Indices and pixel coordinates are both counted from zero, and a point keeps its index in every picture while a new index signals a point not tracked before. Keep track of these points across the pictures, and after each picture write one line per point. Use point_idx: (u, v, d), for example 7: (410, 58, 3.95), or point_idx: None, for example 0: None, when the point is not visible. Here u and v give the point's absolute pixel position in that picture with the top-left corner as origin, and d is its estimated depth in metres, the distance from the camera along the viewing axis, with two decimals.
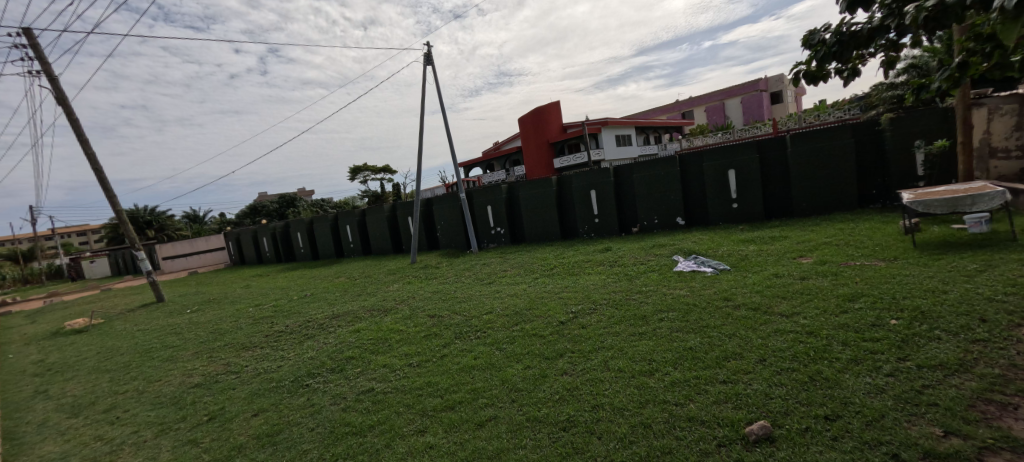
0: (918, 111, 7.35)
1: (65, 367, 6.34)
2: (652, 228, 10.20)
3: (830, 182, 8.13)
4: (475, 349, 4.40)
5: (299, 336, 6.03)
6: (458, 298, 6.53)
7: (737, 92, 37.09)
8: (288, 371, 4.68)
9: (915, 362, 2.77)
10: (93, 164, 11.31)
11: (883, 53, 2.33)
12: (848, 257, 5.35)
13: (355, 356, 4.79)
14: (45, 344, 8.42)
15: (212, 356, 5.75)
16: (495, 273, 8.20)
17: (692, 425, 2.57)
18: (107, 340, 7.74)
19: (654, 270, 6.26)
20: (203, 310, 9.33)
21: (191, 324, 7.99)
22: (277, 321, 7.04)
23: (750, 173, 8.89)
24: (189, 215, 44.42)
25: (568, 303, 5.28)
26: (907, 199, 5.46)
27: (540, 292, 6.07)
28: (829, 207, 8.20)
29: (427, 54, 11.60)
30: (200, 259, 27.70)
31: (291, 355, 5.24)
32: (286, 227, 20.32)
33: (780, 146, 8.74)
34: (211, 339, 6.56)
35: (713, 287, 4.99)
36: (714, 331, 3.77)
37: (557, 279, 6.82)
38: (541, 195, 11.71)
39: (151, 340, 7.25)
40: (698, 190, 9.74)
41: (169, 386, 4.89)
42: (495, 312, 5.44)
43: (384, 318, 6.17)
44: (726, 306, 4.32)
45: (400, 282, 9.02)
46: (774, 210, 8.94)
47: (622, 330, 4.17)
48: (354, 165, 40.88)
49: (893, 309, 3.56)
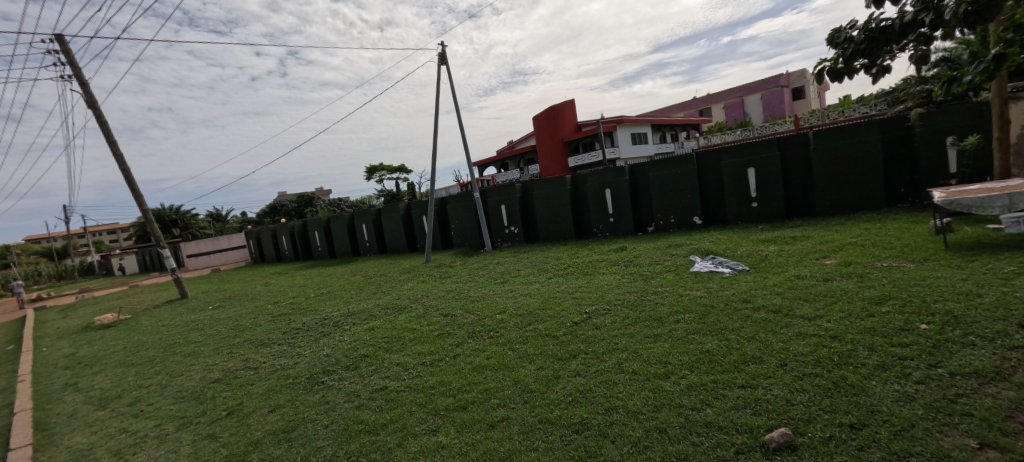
0: (950, 106, 7.05)
1: (93, 361, 6.55)
2: (668, 227, 10.05)
3: (855, 181, 7.87)
4: (488, 348, 4.38)
5: (316, 333, 6.11)
6: (472, 297, 6.53)
7: (757, 88, 36.39)
8: (304, 368, 4.74)
9: (947, 369, 2.65)
10: (120, 164, 11.65)
11: (914, 47, 2.21)
12: (874, 258, 5.16)
13: (370, 354, 4.82)
14: (76, 338, 8.72)
15: (232, 352, 5.85)
16: (509, 272, 8.19)
17: (709, 431, 2.50)
18: (134, 335, 7.97)
19: (670, 271, 6.15)
20: (224, 306, 9.54)
21: (212, 320, 8.16)
22: (295, 318, 7.15)
23: (770, 172, 8.67)
24: (212, 214, 45.68)
25: (582, 304, 5.22)
26: (938, 198, 5.23)
27: (553, 292, 6.03)
28: (854, 206, 7.95)
29: (441, 54, 11.62)
30: (222, 257, 28.42)
31: (307, 352, 5.31)
32: (304, 226, 20.66)
33: (802, 143, 8.50)
34: (231, 336, 6.69)
35: (731, 289, 4.87)
36: (732, 334, 3.67)
37: (571, 279, 6.76)
38: (555, 194, 11.64)
39: (175, 335, 7.43)
40: (716, 188, 9.55)
41: (190, 380, 5.01)
42: (509, 312, 5.42)
43: (398, 316, 6.21)
44: (745, 308, 4.20)
45: (414, 280, 9.07)
46: (796, 209, 8.70)
47: (637, 332, 4.09)
48: (371, 166, 41.50)
49: (923, 313, 3.41)
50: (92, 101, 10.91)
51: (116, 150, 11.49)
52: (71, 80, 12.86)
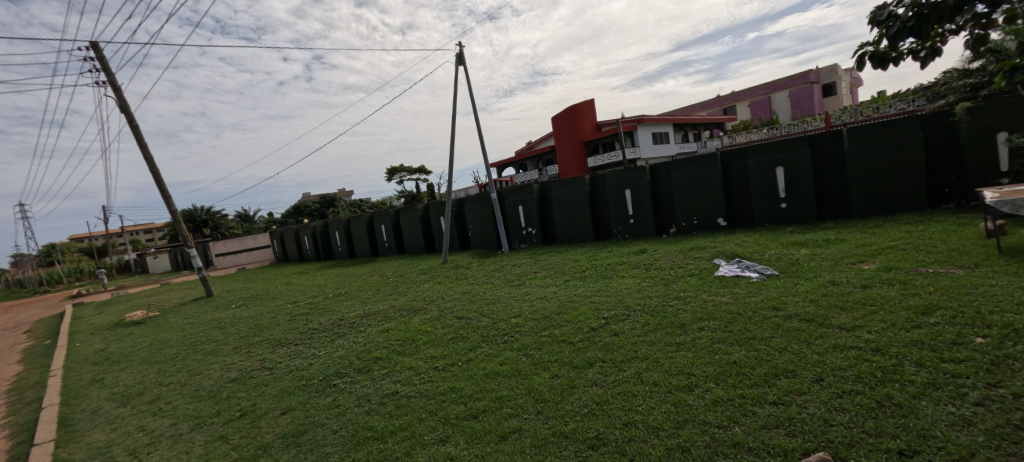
0: (999, 100, 6.62)
1: (120, 358, 6.68)
2: (691, 229, 9.74)
3: (895, 180, 7.50)
4: (502, 354, 4.24)
5: (331, 334, 6.09)
6: (487, 299, 6.42)
7: (783, 85, 35.45)
8: (318, 370, 4.68)
9: (1010, 390, 2.38)
10: (150, 165, 11.90)
11: (970, 28, 2.02)
12: (918, 264, 4.83)
13: (383, 356, 4.75)
14: (106, 334, 8.96)
15: (250, 351, 5.85)
16: (525, 274, 8.04)
17: (737, 453, 2.30)
18: (159, 333, 8.13)
19: (693, 275, 5.88)
20: (247, 305, 9.66)
21: (234, 319, 8.25)
22: (312, 319, 7.15)
23: (801, 171, 8.30)
24: (240, 214, 47.11)
25: (601, 309, 5.02)
26: (990, 198, 4.88)
27: (571, 296, 5.84)
28: (893, 208, 7.57)
29: (460, 54, 11.61)
30: (249, 256, 29.19)
31: (321, 354, 5.26)
32: (325, 226, 21.00)
33: (835, 142, 8.13)
34: (250, 335, 6.73)
35: (759, 295, 4.58)
36: (761, 343, 3.44)
37: (589, 282, 6.55)
38: (574, 195, 11.43)
39: (198, 333, 7.54)
40: (742, 188, 9.22)
41: (209, 378, 4.99)
42: (524, 316, 5.26)
43: (412, 318, 6.14)
44: (775, 316, 3.92)
45: (431, 281, 9.03)
46: (828, 210, 8.33)
47: (658, 339, 3.89)
48: (391, 167, 42.23)
49: (978, 325, 3.12)
50: (127, 105, 11.22)
51: (147, 153, 11.75)
52: (104, 85, 13.25)
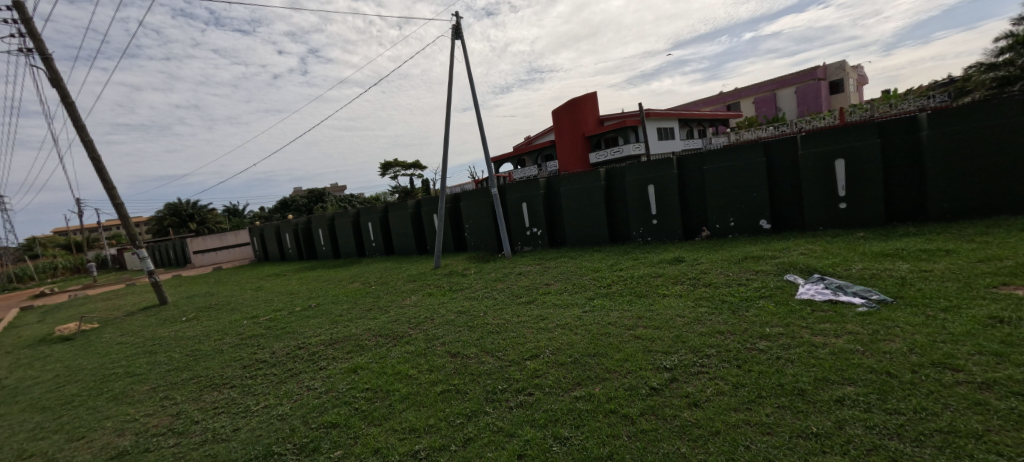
0: None
1: (5, 398, 5.06)
2: (727, 232, 8.29)
3: (987, 176, 6.07)
4: (520, 431, 2.74)
5: (282, 371, 4.56)
6: (489, 325, 4.89)
7: (791, 81, 34.18)
8: (240, 445, 3.14)
9: None
10: (91, 152, 10.14)
11: None
12: None
13: (340, 422, 3.23)
14: (22, 355, 7.34)
15: (165, 398, 4.28)
16: (535, 287, 6.52)
17: None
18: (79, 357, 6.52)
19: (766, 297, 4.41)
20: (199, 319, 8.05)
21: (175, 339, 6.66)
22: (265, 344, 5.60)
23: (866, 164, 6.85)
24: (228, 209, 45.29)
25: (655, 352, 3.51)
26: None
27: (604, 325, 4.32)
28: (983, 210, 6.16)
29: (456, 27, 10.04)
30: (230, 254, 27.31)
31: (257, 409, 3.73)
32: (308, 223, 19.38)
33: (908, 128, 6.70)
34: (181, 368, 5.16)
35: (897, 339, 3.10)
36: (983, 450, 1.99)
37: (622, 304, 5.03)
38: (586, 190, 9.93)
39: (121, 360, 5.95)
40: (790, 186, 7.76)
41: (86, 450, 3.43)
42: (543, 357, 3.75)
43: (391, 351, 4.60)
44: (959, 386, 2.46)
45: (420, 293, 7.49)
46: (897, 212, 6.92)
47: (779, 422, 2.40)
48: (387, 162, 40.54)
49: None
50: (60, 80, 9.47)
51: (86, 138, 9.97)
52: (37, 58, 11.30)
